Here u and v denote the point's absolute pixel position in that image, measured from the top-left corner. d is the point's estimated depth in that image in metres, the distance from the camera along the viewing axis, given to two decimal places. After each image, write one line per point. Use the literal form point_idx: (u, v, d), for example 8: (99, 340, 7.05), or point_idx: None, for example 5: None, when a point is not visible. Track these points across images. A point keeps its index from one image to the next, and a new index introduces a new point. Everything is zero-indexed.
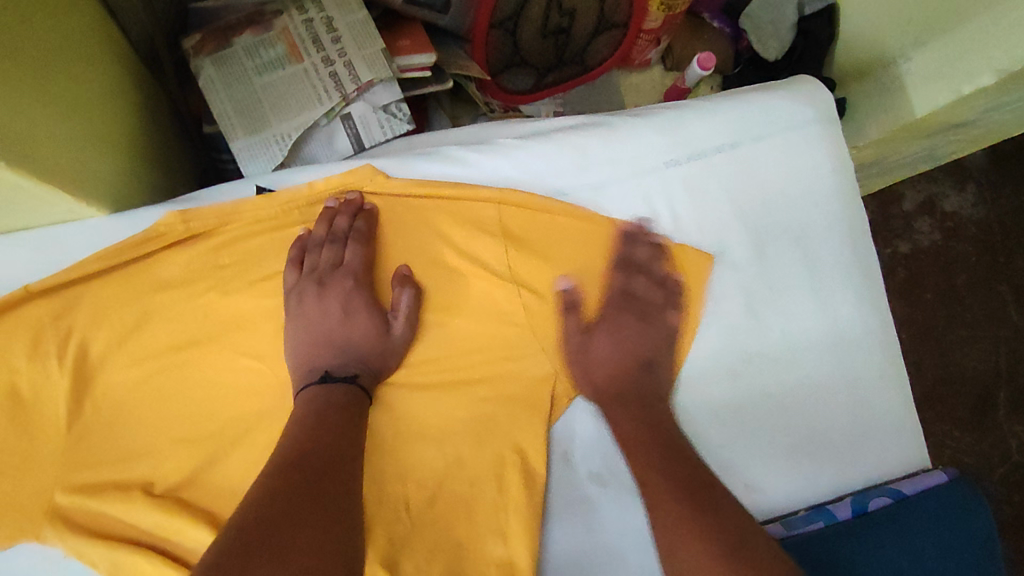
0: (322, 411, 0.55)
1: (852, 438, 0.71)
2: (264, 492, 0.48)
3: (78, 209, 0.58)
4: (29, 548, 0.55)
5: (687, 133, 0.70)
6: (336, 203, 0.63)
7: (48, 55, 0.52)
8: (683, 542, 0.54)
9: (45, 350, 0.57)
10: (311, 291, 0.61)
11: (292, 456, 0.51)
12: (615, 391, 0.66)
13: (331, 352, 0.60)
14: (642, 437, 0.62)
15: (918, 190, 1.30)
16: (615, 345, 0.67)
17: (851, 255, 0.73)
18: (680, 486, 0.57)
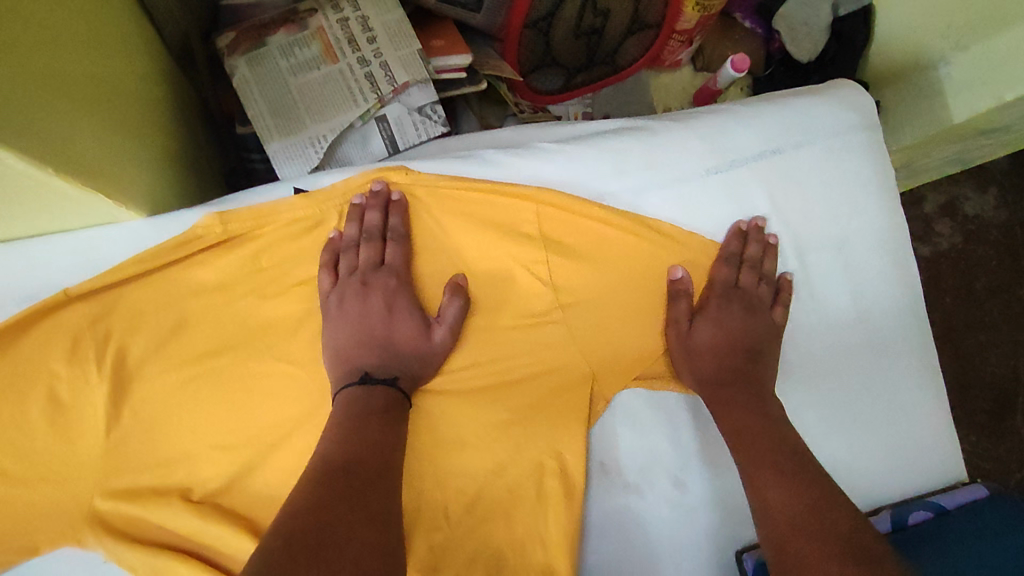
0: (361, 417, 0.54)
1: (893, 450, 0.70)
2: (307, 499, 0.47)
3: (117, 211, 0.57)
4: (70, 552, 0.55)
5: (728, 139, 0.69)
6: (364, 200, 0.62)
7: (81, 54, 0.52)
8: (772, 483, 0.58)
9: (83, 354, 0.57)
10: (353, 293, 0.59)
11: (332, 463, 0.50)
12: (724, 376, 0.65)
13: (371, 351, 0.58)
14: (738, 403, 0.63)
15: (940, 192, 1.28)
16: (720, 326, 0.66)
17: (891, 264, 0.72)
18: (784, 468, 0.58)
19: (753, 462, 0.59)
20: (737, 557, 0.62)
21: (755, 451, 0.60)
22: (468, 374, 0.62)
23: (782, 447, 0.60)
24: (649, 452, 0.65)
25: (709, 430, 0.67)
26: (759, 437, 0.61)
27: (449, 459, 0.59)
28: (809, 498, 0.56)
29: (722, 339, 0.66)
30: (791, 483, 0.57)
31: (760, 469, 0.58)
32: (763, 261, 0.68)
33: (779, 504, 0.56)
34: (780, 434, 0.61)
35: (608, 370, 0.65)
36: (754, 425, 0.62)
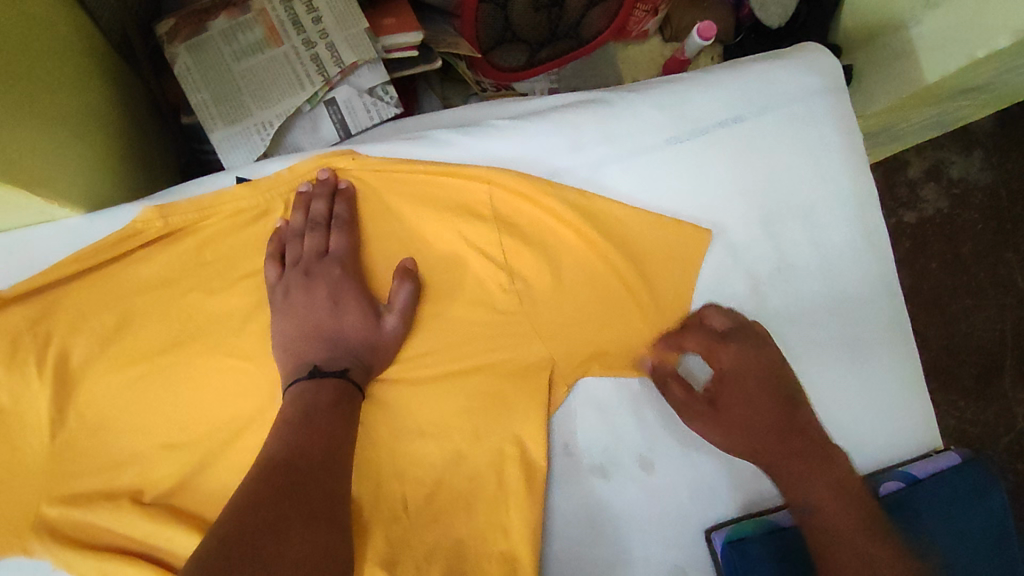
0: (311, 411, 0.52)
1: (866, 420, 0.68)
2: (247, 498, 0.45)
3: (51, 209, 0.56)
4: (17, 561, 0.54)
5: (687, 109, 0.67)
6: (310, 186, 0.60)
7: (15, 50, 0.49)
8: (824, 501, 0.60)
9: (22, 358, 0.55)
10: (298, 283, 0.57)
11: (278, 459, 0.49)
12: (767, 441, 0.63)
13: (319, 344, 0.56)
14: (782, 436, 0.63)
15: (924, 156, 1.26)
16: (749, 381, 0.64)
17: (860, 230, 0.70)
18: (831, 484, 0.61)
19: (795, 473, 0.62)
20: (707, 537, 0.62)
21: (774, 440, 0.63)
22: (425, 362, 0.61)
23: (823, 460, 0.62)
24: (614, 435, 0.63)
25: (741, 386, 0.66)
26: (810, 459, 0.62)
27: (407, 449, 0.58)
28: (841, 493, 0.60)
29: (749, 417, 0.64)
30: (840, 500, 0.60)
31: (814, 489, 0.61)
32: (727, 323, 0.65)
33: (791, 476, 0.62)
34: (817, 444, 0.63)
35: (566, 352, 0.63)
36: (799, 446, 0.63)
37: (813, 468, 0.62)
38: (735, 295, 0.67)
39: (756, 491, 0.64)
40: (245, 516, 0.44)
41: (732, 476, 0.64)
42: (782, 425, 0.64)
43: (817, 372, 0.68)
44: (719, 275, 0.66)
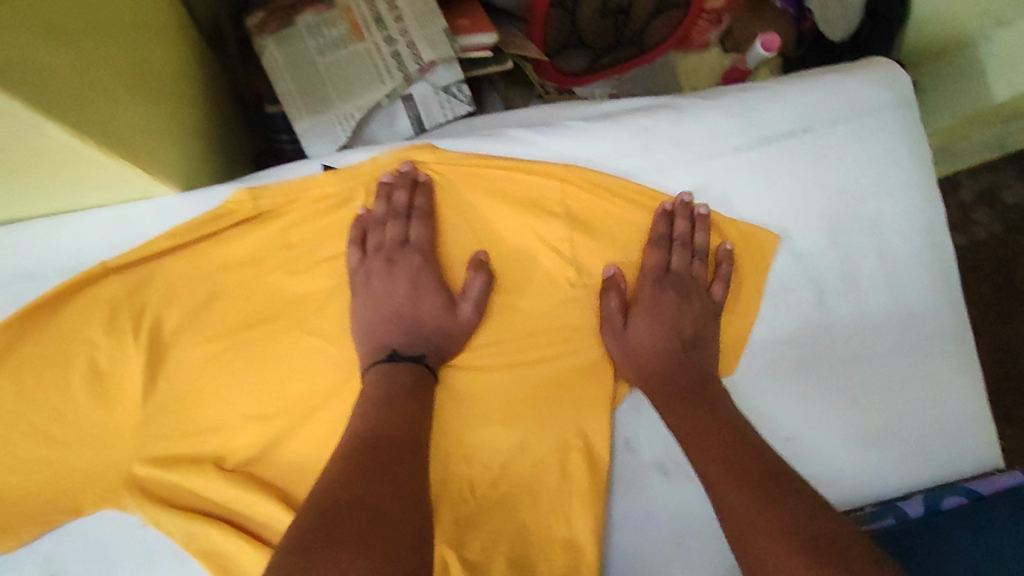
0: (392, 392, 0.55)
1: (927, 435, 0.67)
2: (339, 473, 0.49)
3: (153, 187, 0.59)
4: (107, 516, 0.58)
5: (759, 117, 0.68)
6: (392, 177, 0.63)
7: (123, 38, 0.53)
8: (723, 482, 0.55)
9: (121, 325, 0.59)
10: (380, 269, 0.61)
11: (367, 437, 0.52)
12: (674, 374, 0.63)
13: (399, 328, 0.60)
14: (694, 404, 0.60)
15: (978, 179, 1.24)
16: (659, 321, 0.64)
17: (925, 245, 0.70)
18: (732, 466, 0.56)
19: (691, 441, 0.59)
20: None
21: (700, 439, 0.58)
22: (492, 351, 0.63)
23: (747, 449, 0.57)
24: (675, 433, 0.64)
25: (806, 388, 0.66)
26: (715, 437, 0.58)
27: (474, 433, 0.60)
28: (754, 479, 0.54)
29: (648, 349, 0.64)
30: (732, 480, 0.55)
31: (714, 469, 0.56)
32: (673, 224, 0.65)
33: (719, 487, 0.55)
34: (732, 428, 0.59)
35: None
36: (707, 420, 0.59)
37: (738, 480, 0.54)
38: (799, 302, 0.68)
39: None
40: (339, 493, 0.47)
41: None
42: (729, 445, 0.57)
43: (877, 385, 0.67)
44: (783, 285, 0.67)
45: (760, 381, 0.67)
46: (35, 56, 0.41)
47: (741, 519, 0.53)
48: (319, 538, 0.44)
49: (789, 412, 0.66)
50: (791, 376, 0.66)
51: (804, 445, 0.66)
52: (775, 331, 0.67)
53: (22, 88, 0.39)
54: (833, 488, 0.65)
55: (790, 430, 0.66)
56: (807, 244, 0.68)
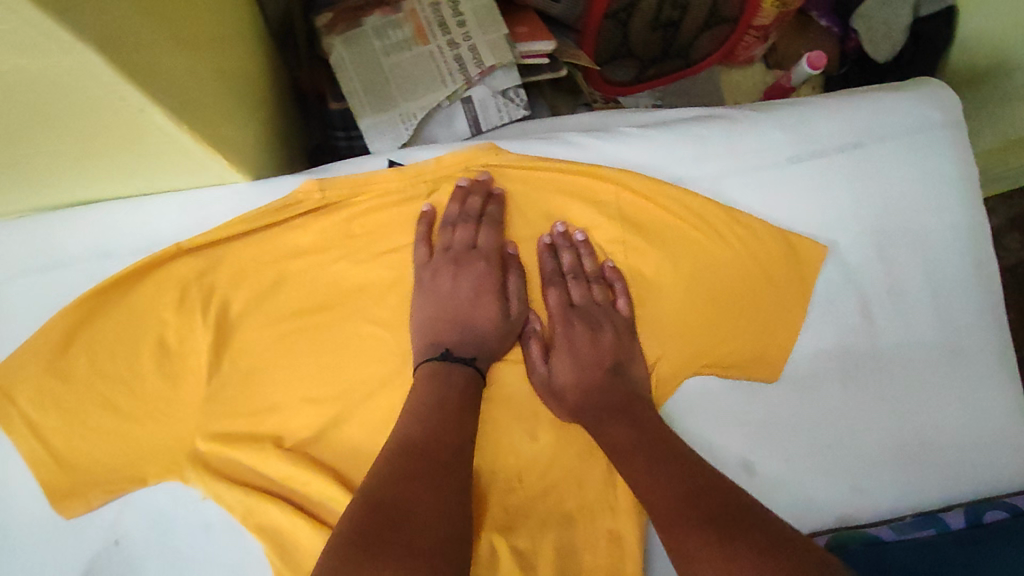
0: (442, 393, 0.57)
1: (968, 450, 0.68)
2: (385, 472, 0.50)
3: (228, 176, 0.62)
4: (169, 488, 0.61)
5: (810, 131, 0.70)
6: (467, 183, 0.65)
7: (210, 32, 0.56)
8: (648, 483, 0.54)
9: (190, 305, 0.62)
10: (446, 271, 0.63)
11: (412, 437, 0.53)
12: (606, 405, 0.61)
13: (453, 329, 0.62)
14: (618, 423, 0.60)
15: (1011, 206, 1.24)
16: (571, 354, 0.63)
17: (971, 263, 0.71)
18: (655, 463, 0.55)
19: (618, 453, 0.58)
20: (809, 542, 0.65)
21: (625, 450, 0.57)
22: (543, 348, 0.64)
23: (665, 453, 0.56)
24: (718, 434, 0.66)
25: (848, 397, 0.68)
26: (635, 443, 0.57)
27: (523, 426, 0.62)
28: (676, 476, 0.54)
29: (570, 386, 0.62)
30: (658, 480, 0.54)
31: (638, 475, 0.55)
32: (580, 261, 0.65)
33: (662, 509, 0.52)
34: (652, 436, 0.58)
35: (679, 354, 0.66)
36: (630, 435, 0.58)
37: (683, 492, 0.52)
38: (845, 313, 0.69)
39: (855, 507, 0.66)
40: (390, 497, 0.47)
41: (831, 487, 0.66)
42: (652, 448, 0.57)
43: (919, 397, 0.68)
44: (829, 296, 0.69)
45: (804, 388, 0.68)
46: (151, 47, 0.43)
47: (680, 534, 0.49)
48: (366, 536, 0.44)
49: (829, 420, 0.67)
50: (832, 384, 0.68)
51: (844, 452, 0.67)
52: (820, 340, 0.68)
53: (142, 78, 0.42)
54: (872, 498, 0.67)
55: (830, 439, 0.67)
56: (854, 257, 0.69)
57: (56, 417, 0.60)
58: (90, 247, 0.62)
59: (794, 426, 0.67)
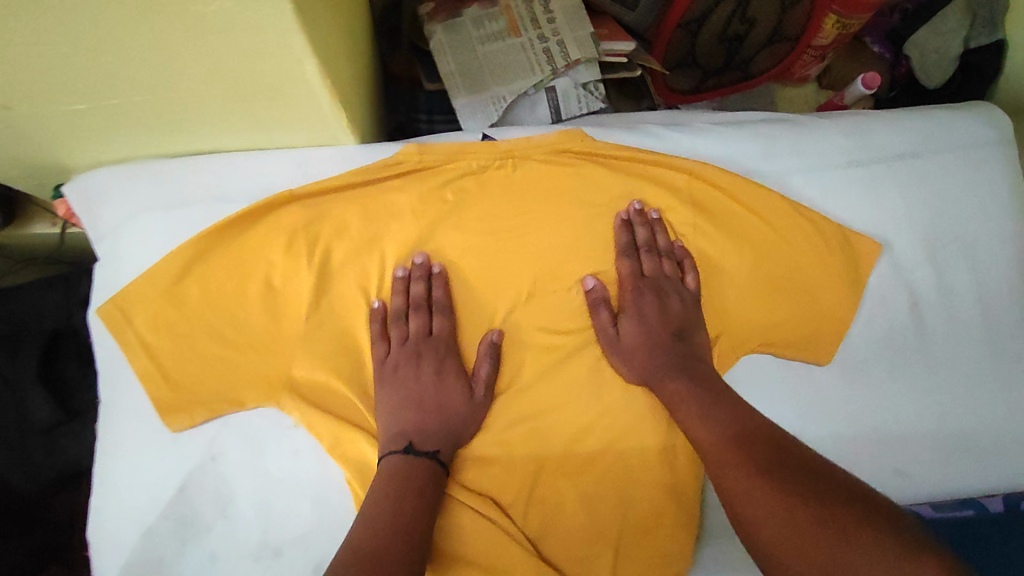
0: (404, 484, 0.59)
1: (1006, 443, 0.72)
2: (340, 563, 0.52)
3: (341, 137, 0.70)
4: (262, 413, 0.67)
5: (872, 138, 0.75)
6: (405, 271, 0.69)
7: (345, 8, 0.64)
8: (703, 426, 0.60)
9: (298, 249, 0.68)
10: (406, 361, 0.67)
11: (368, 528, 0.55)
12: (667, 364, 0.66)
13: (417, 415, 0.65)
14: (676, 375, 0.65)
15: None
16: (640, 321, 0.69)
17: (1018, 270, 0.75)
18: (708, 410, 0.61)
19: (675, 403, 0.64)
20: None
21: (683, 399, 0.63)
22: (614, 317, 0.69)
23: (719, 402, 0.62)
24: (771, 410, 0.71)
25: (892, 386, 0.73)
26: (691, 395, 0.63)
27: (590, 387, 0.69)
28: (730, 422, 0.60)
29: (637, 348, 0.68)
30: (710, 424, 0.60)
31: (694, 420, 0.61)
32: (655, 236, 0.71)
33: (712, 453, 0.58)
34: (708, 387, 0.64)
35: (738, 333, 0.72)
36: (687, 387, 0.64)
37: (729, 442, 0.58)
38: (894, 308, 0.74)
39: (899, 488, 0.70)
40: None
41: (875, 470, 0.70)
42: (707, 397, 0.63)
43: (960, 391, 0.73)
44: (880, 290, 0.74)
45: (851, 375, 0.73)
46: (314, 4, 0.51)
47: (729, 475, 0.56)
48: None
49: (873, 405, 0.72)
50: (877, 371, 0.73)
51: (886, 436, 0.72)
52: (868, 330, 0.73)
53: (308, 27, 0.50)
54: (914, 481, 0.70)
55: (874, 421, 0.72)
56: (906, 256, 0.74)
57: (168, 340, 0.67)
58: (207, 190, 0.69)
59: (841, 406, 0.72)
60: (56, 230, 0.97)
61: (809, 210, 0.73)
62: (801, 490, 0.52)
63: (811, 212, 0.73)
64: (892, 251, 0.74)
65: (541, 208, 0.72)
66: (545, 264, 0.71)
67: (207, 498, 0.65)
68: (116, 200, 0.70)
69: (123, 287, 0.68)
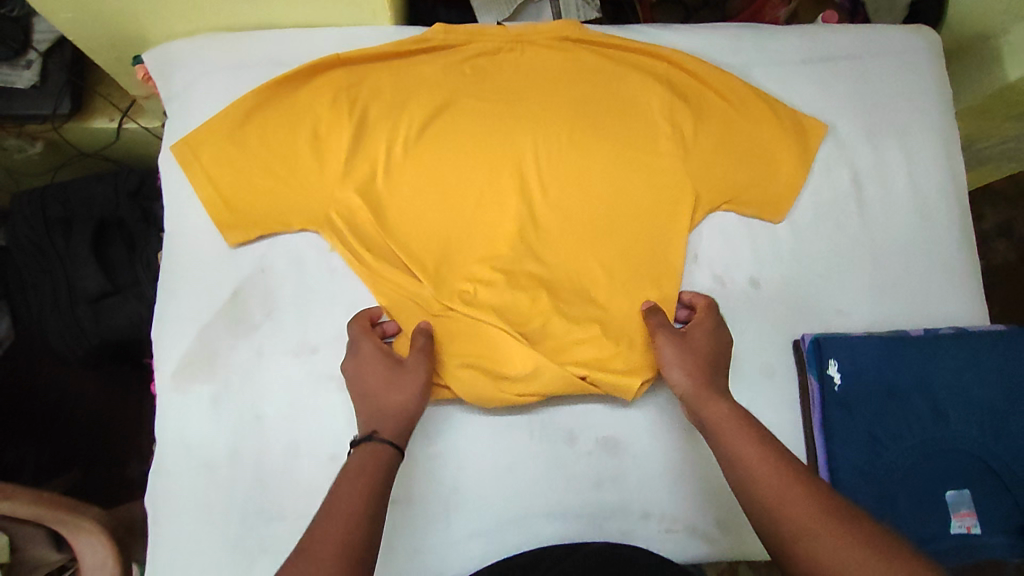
0: (364, 459, 0.61)
1: (929, 292, 0.86)
2: (302, 538, 0.55)
3: (379, 13, 0.85)
4: (308, 237, 0.81)
5: (821, 42, 0.90)
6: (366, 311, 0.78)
7: None
8: (744, 450, 0.62)
9: (340, 105, 0.81)
10: (349, 361, 0.73)
11: (329, 508, 0.57)
12: (716, 375, 0.71)
13: (360, 403, 0.68)
14: (717, 396, 0.68)
15: (1000, 213, 1.47)
16: (711, 333, 0.75)
17: (942, 153, 0.90)
18: (753, 436, 0.63)
19: (711, 424, 0.66)
20: (795, 343, 0.82)
21: (725, 427, 0.65)
22: (604, 173, 0.84)
23: (760, 432, 0.64)
24: (734, 257, 0.85)
25: (835, 243, 0.86)
26: (732, 422, 0.65)
27: (583, 228, 0.82)
28: (772, 451, 0.61)
29: (699, 354, 0.72)
30: (755, 447, 0.62)
31: (736, 443, 0.63)
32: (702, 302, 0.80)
33: (768, 494, 0.58)
34: (748, 419, 0.65)
35: (710, 193, 0.84)
36: (726, 415, 0.66)
37: (775, 472, 0.59)
38: (838, 180, 0.87)
39: (838, 326, 0.84)
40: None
41: (819, 310, 0.84)
42: (747, 426, 0.64)
43: (894, 249, 0.86)
44: (827, 164, 0.88)
45: (802, 233, 0.86)
46: None
47: (790, 515, 0.56)
48: None
49: (819, 260, 0.85)
50: (824, 230, 0.86)
51: (832, 284, 0.85)
52: (817, 197, 0.87)
53: None
54: (851, 321, 0.84)
55: (820, 273, 0.85)
56: (847, 139, 0.88)
57: (228, 173, 0.79)
58: (268, 57, 0.84)
59: (792, 258, 0.85)
60: (113, 124, 1.09)
61: (767, 95, 0.87)
62: (864, 535, 0.53)
63: (770, 96, 0.87)
64: (835, 134, 0.88)
65: (544, 82, 0.85)
66: (546, 129, 0.84)
67: (256, 300, 0.79)
68: (187, 62, 0.84)
69: (191, 132, 0.80)
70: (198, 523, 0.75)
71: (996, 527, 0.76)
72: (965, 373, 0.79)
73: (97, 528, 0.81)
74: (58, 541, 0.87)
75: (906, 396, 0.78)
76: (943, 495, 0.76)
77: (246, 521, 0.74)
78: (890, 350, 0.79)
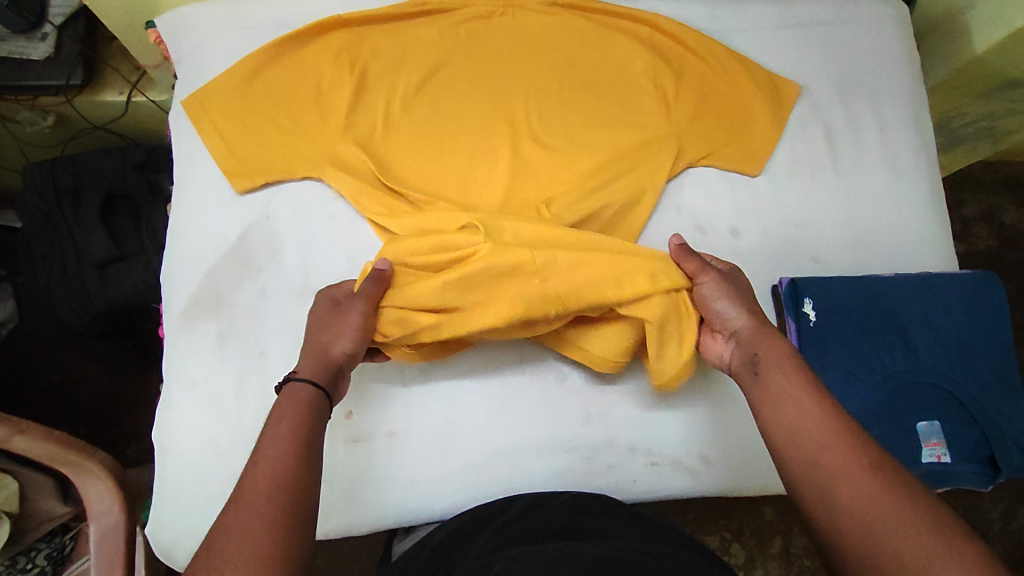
0: (292, 414, 0.62)
1: (899, 240, 0.90)
2: (239, 497, 0.54)
3: None
4: (310, 185, 0.84)
5: (792, 11, 0.97)
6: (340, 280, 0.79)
7: None
8: (790, 399, 0.62)
9: (342, 62, 0.87)
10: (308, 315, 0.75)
11: (265, 466, 0.56)
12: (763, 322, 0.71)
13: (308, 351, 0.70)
14: (775, 342, 0.68)
15: (979, 201, 1.52)
16: (736, 284, 0.75)
17: (910, 112, 0.95)
18: (805, 389, 0.62)
19: (758, 363, 0.67)
20: (773, 288, 0.87)
21: (778, 373, 0.65)
22: (591, 126, 0.88)
23: (808, 382, 0.63)
24: (715, 206, 0.89)
25: (809, 194, 0.91)
26: (784, 369, 0.65)
27: (572, 176, 0.86)
28: (817, 401, 0.61)
29: (740, 301, 0.73)
30: (806, 398, 0.61)
31: (783, 391, 0.63)
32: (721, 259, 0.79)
33: (808, 435, 0.58)
34: (802, 371, 0.65)
35: (692, 145, 0.89)
36: (780, 359, 0.66)
37: (820, 421, 0.59)
38: (811, 137, 0.93)
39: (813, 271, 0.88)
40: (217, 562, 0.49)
41: (796, 256, 0.88)
42: (799, 378, 0.64)
43: (865, 202, 0.91)
44: (801, 121, 0.93)
45: (777, 185, 0.91)
46: None
47: (829, 459, 0.56)
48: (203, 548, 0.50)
49: (795, 210, 0.90)
50: (799, 183, 0.91)
51: (807, 234, 0.89)
52: (791, 152, 0.92)
53: None
54: (825, 267, 0.89)
55: (797, 223, 0.90)
56: (819, 98, 0.94)
57: (236, 125, 0.84)
58: (277, 19, 0.90)
59: (769, 209, 0.90)
60: (123, 96, 1.13)
61: (742, 56, 0.93)
62: (897, 489, 0.53)
63: (745, 57, 0.93)
64: (808, 94, 0.94)
65: (534, 43, 0.91)
66: (536, 85, 0.89)
67: (261, 244, 0.83)
68: (201, 24, 0.89)
69: (202, 87, 0.86)
70: (203, 455, 0.77)
71: (966, 456, 0.80)
72: (933, 312, 0.83)
73: (105, 474, 0.75)
74: (65, 493, 0.82)
75: (878, 330, 0.82)
76: (914, 426, 0.80)
77: (249, 451, 0.77)
78: (861, 289, 0.84)
